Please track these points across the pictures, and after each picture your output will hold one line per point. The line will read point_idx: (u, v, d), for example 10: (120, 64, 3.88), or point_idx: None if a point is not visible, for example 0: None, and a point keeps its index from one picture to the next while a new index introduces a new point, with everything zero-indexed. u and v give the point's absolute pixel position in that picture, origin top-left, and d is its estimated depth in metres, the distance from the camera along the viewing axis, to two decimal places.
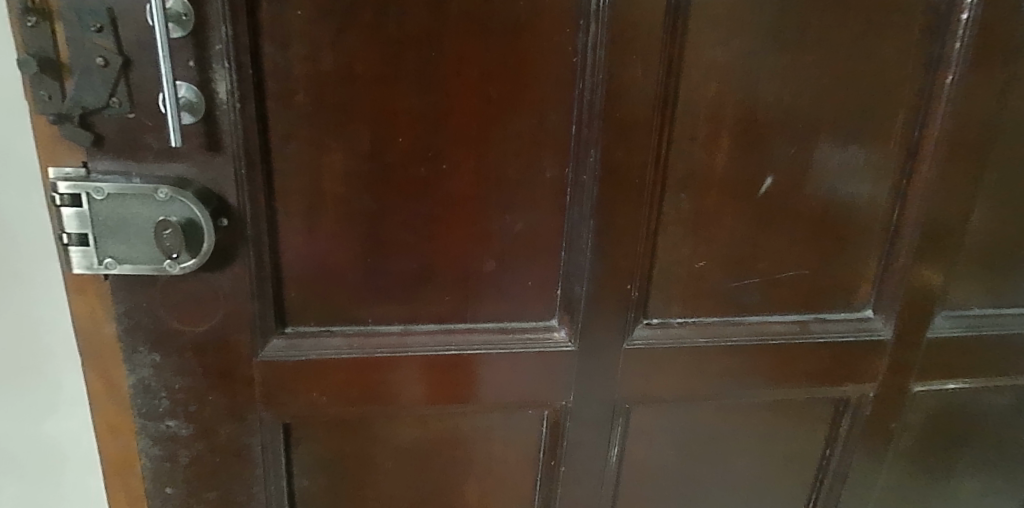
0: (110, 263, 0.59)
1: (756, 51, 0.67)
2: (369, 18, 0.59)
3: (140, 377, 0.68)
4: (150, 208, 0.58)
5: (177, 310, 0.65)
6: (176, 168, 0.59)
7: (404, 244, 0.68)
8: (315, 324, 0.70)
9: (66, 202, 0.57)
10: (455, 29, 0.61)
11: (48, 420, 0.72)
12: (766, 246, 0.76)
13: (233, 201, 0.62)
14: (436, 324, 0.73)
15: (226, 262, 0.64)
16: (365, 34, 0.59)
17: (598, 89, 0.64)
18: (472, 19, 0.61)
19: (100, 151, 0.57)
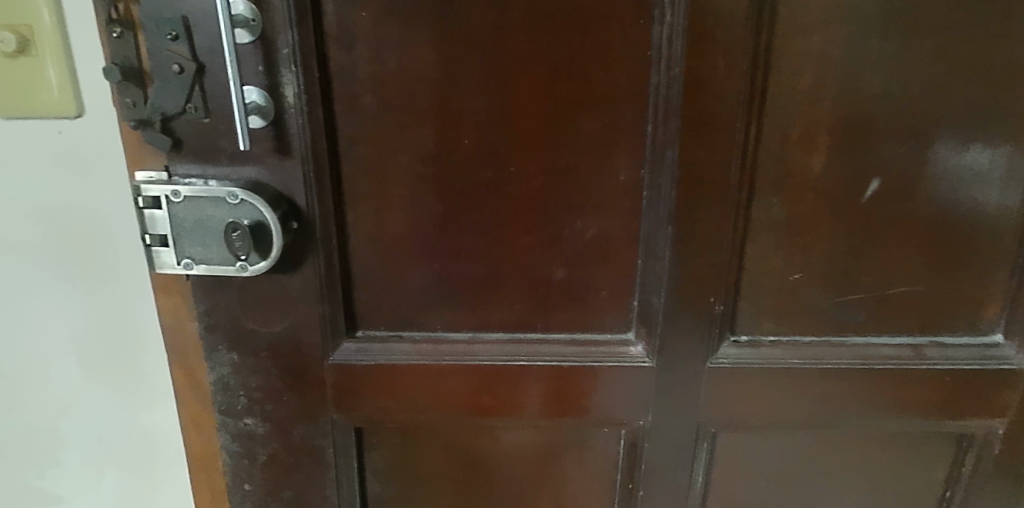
0: (188, 264, 0.61)
1: (860, 38, 0.59)
2: (432, 17, 0.57)
3: (220, 374, 0.70)
4: (222, 211, 0.59)
5: (252, 312, 0.66)
6: (249, 171, 0.60)
7: (470, 250, 0.66)
8: (384, 329, 0.70)
9: (148, 204, 0.59)
10: (520, 24, 0.58)
11: (143, 411, 0.76)
12: (873, 257, 0.68)
13: (302, 204, 0.62)
14: (505, 334, 0.70)
15: (297, 266, 0.64)
16: (428, 33, 0.58)
17: (675, 83, 0.60)
18: (538, 12, 0.58)
19: (179, 155, 0.60)
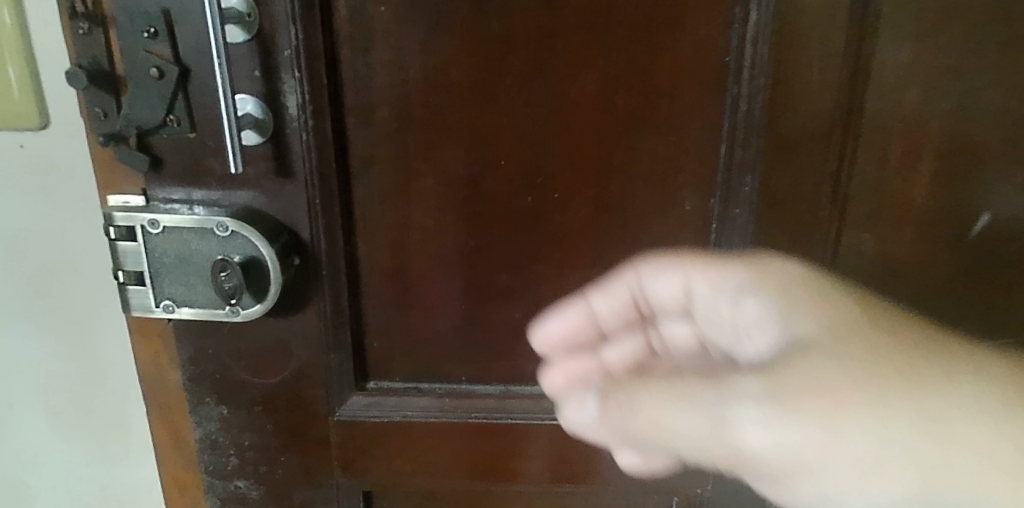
0: (168, 307, 0.51)
1: (981, 42, 0.49)
2: (465, 14, 0.48)
3: (207, 430, 0.59)
4: (210, 245, 0.50)
5: (245, 360, 0.56)
6: (242, 196, 0.51)
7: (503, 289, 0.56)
8: (400, 379, 0.59)
9: (121, 236, 0.49)
10: (572, 22, 0.48)
11: (119, 466, 0.66)
12: (980, 303, 0.57)
13: (306, 235, 0.52)
14: (542, 387, 0.60)
15: (299, 307, 0.54)
16: (460, 33, 0.48)
17: (758, 96, 0.49)
18: (594, 8, 0.48)
19: (159, 176, 0.50)
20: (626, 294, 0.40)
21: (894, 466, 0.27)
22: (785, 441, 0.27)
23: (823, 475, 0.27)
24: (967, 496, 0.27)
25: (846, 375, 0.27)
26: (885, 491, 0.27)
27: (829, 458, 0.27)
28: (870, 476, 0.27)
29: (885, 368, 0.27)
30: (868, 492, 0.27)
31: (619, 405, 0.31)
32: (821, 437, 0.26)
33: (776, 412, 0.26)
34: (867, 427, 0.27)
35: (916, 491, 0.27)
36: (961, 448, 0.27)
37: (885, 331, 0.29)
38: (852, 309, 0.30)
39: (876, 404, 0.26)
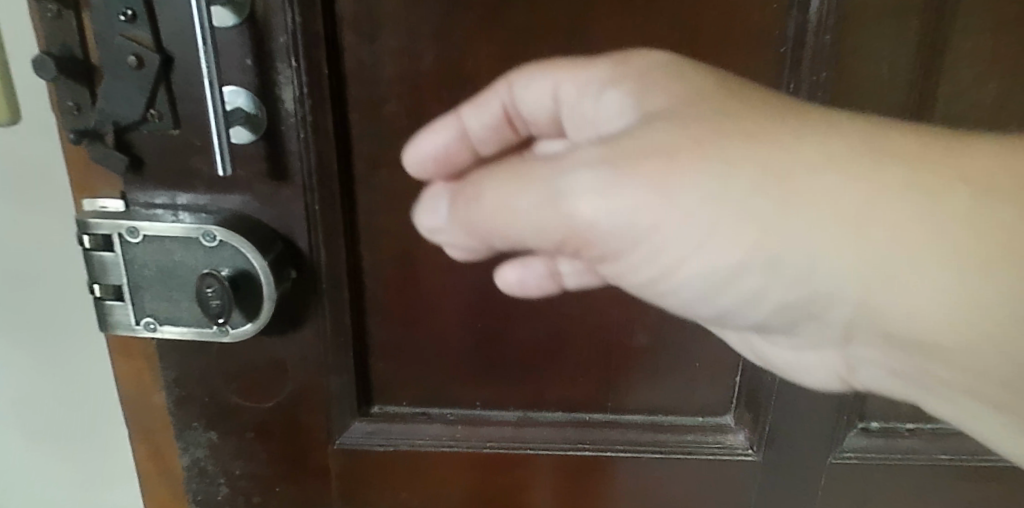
0: (149, 325, 0.46)
1: None
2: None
3: (194, 458, 0.53)
4: (195, 256, 0.44)
5: (236, 381, 0.50)
6: (233, 201, 0.45)
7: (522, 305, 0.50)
8: (408, 404, 0.54)
9: (96, 246, 0.44)
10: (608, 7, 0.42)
11: (102, 490, 0.61)
12: None
13: (304, 245, 0.47)
14: (564, 414, 0.54)
15: (296, 325, 0.49)
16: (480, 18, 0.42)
17: (818, 92, 0.43)
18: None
19: (139, 178, 0.45)
20: (496, 107, 0.38)
21: (721, 236, 0.27)
22: (617, 214, 0.27)
23: (657, 242, 0.28)
24: (795, 278, 0.27)
25: (692, 144, 0.26)
26: (720, 261, 0.28)
27: (659, 230, 0.27)
28: (705, 242, 0.27)
29: (733, 143, 0.26)
30: (704, 263, 0.28)
31: (470, 200, 0.30)
32: (660, 202, 0.27)
33: (609, 177, 0.27)
34: (708, 210, 0.26)
35: (759, 271, 0.28)
36: (817, 220, 0.26)
37: (776, 116, 0.27)
38: (710, 81, 0.29)
39: (716, 182, 0.26)
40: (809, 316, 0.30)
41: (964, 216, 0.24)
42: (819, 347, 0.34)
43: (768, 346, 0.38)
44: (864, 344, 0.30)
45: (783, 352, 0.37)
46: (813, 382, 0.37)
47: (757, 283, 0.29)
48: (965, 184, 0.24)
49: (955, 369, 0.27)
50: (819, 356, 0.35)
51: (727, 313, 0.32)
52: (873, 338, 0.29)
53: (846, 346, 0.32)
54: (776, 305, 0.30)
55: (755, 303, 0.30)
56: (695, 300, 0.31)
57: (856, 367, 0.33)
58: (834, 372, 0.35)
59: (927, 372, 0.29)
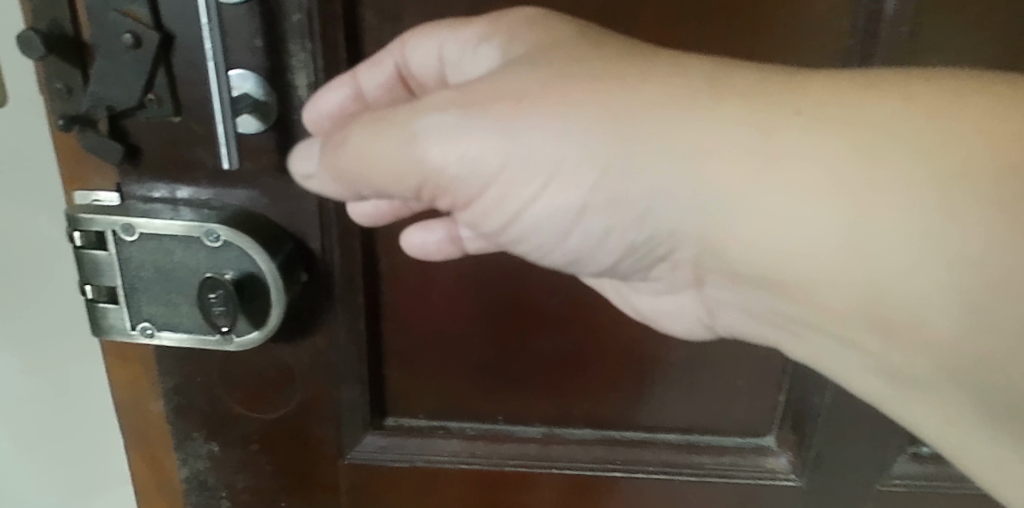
0: (146, 331, 0.42)
1: None
2: None
3: (194, 470, 0.50)
4: (196, 256, 0.40)
5: (240, 390, 0.46)
6: (239, 196, 0.41)
7: (550, 312, 0.46)
8: (424, 417, 0.50)
9: (88, 243, 0.40)
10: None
11: (95, 498, 0.57)
12: None
13: (316, 246, 0.43)
14: (593, 431, 0.51)
15: (305, 332, 0.45)
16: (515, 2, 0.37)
17: None
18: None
19: (135, 169, 0.41)
20: (388, 64, 0.36)
21: (567, 176, 0.28)
22: (473, 156, 0.28)
23: (508, 186, 0.29)
24: (642, 217, 0.29)
25: (540, 90, 0.27)
26: (567, 202, 0.29)
27: (508, 171, 0.28)
28: (553, 180, 0.28)
29: (565, 82, 0.27)
30: (555, 204, 0.29)
31: (337, 145, 0.30)
32: (502, 145, 0.27)
33: (452, 123, 0.28)
34: (563, 154, 0.27)
35: (604, 212, 0.29)
36: (659, 160, 0.27)
37: (618, 58, 0.28)
38: (573, 30, 0.29)
39: (563, 124, 0.27)
40: (655, 256, 0.31)
41: (789, 154, 0.25)
42: (674, 288, 0.36)
43: (637, 294, 0.39)
44: (712, 281, 0.32)
45: (653, 301, 0.38)
46: (677, 328, 0.39)
47: (602, 223, 0.30)
48: (798, 116, 0.25)
49: (800, 306, 0.28)
50: (677, 299, 0.37)
51: (585, 261, 0.33)
52: (722, 277, 0.30)
53: (698, 284, 0.34)
54: (623, 247, 0.31)
55: (606, 247, 0.31)
56: (550, 247, 0.32)
57: (714, 310, 0.35)
58: (698, 318, 0.37)
59: (782, 313, 0.30)
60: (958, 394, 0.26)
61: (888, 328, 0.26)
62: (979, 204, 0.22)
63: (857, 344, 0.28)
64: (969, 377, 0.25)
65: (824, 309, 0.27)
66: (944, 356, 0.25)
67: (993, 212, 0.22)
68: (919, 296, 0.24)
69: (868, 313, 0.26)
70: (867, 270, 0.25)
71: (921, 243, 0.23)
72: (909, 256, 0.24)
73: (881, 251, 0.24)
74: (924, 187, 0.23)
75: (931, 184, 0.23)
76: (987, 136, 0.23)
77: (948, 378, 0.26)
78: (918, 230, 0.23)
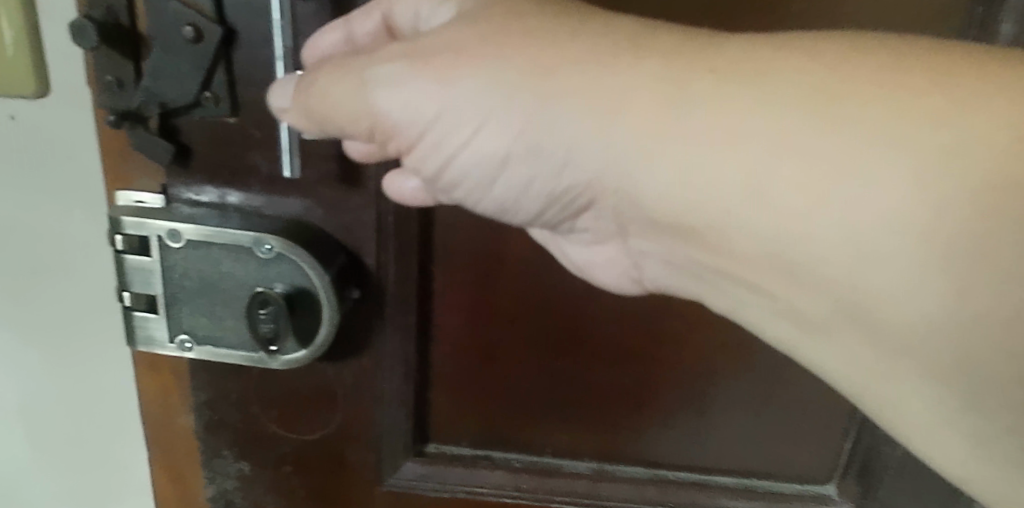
0: (185, 343, 0.39)
1: None
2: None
3: (221, 489, 0.47)
4: (246, 268, 0.37)
5: (277, 408, 0.44)
6: (292, 205, 0.38)
7: (607, 341, 0.44)
8: (468, 445, 0.47)
9: (130, 247, 0.37)
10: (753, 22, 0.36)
11: None
12: None
13: (370, 262, 0.40)
14: (645, 468, 0.48)
15: (352, 351, 0.42)
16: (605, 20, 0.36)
17: None
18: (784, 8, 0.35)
19: (184, 171, 0.38)
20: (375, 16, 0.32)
21: (495, 127, 0.27)
22: (413, 106, 0.27)
23: (444, 136, 0.28)
24: (556, 166, 0.28)
25: (476, 41, 0.27)
26: (492, 151, 0.28)
27: (446, 122, 0.28)
28: (484, 129, 0.27)
29: (524, 45, 0.26)
30: (483, 155, 0.29)
31: (310, 83, 0.30)
32: (442, 95, 0.27)
33: (368, 78, 0.28)
34: (482, 105, 0.27)
35: (525, 161, 0.28)
36: (579, 116, 0.26)
37: (667, 40, 0.26)
38: None
39: (500, 73, 0.26)
40: (576, 206, 0.30)
41: (710, 111, 0.24)
42: (603, 239, 0.33)
43: (563, 239, 0.36)
44: (632, 231, 0.30)
45: (580, 250, 0.35)
46: (608, 280, 0.35)
47: (527, 174, 0.29)
48: (709, 75, 0.25)
49: (714, 255, 0.27)
50: (606, 252, 0.34)
51: (506, 213, 0.32)
52: (642, 226, 0.29)
53: (622, 233, 0.31)
54: (544, 196, 0.30)
55: (525, 195, 0.30)
56: (476, 200, 0.31)
57: (641, 262, 0.32)
58: (625, 270, 0.34)
59: (698, 263, 0.28)
60: (887, 362, 0.24)
61: (814, 283, 0.24)
62: (933, 168, 0.21)
63: (789, 303, 0.26)
64: (904, 350, 0.23)
65: (730, 249, 0.26)
66: (877, 324, 0.23)
67: (941, 177, 0.21)
68: (847, 252, 0.23)
69: (782, 262, 0.25)
70: (803, 218, 0.23)
71: (869, 198, 0.22)
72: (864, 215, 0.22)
73: (818, 206, 0.23)
74: (871, 142, 0.22)
75: (874, 143, 0.22)
76: (961, 107, 0.22)
77: (884, 349, 0.24)
78: (858, 188, 0.22)
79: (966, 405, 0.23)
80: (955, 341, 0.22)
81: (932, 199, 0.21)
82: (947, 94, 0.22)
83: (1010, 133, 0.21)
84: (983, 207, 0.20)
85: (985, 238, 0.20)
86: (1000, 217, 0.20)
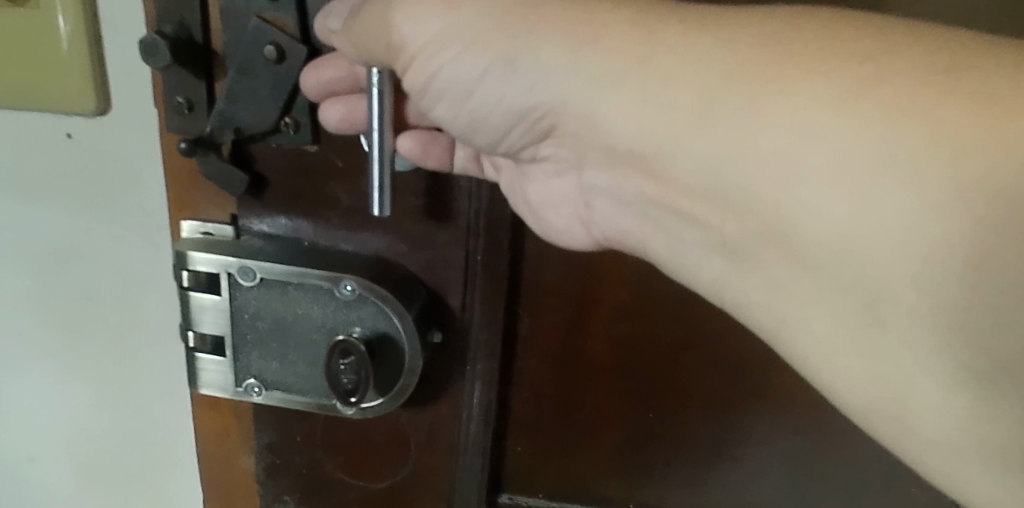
0: (253, 389, 0.36)
1: None
2: None
3: None
4: (323, 309, 0.34)
5: (345, 453, 0.40)
6: (374, 241, 0.35)
7: (698, 395, 0.39)
8: (544, 497, 0.43)
9: (197, 284, 0.34)
10: None
11: None
12: None
13: (454, 303, 0.36)
14: None
15: (429, 397, 0.39)
16: None
17: None
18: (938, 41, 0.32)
19: (256, 202, 0.35)
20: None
21: (483, 48, 0.26)
22: (420, 29, 0.26)
23: (428, 59, 0.27)
24: (529, 82, 0.26)
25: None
26: (472, 73, 0.27)
27: (437, 50, 0.26)
28: (472, 51, 0.26)
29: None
30: (460, 82, 0.27)
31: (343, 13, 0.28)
32: (444, 17, 0.26)
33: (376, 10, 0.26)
34: (479, 28, 0.26)
35: (505, 77, 0.26)
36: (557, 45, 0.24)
37: None
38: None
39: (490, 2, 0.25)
40: (542, 129, 0.28)
41: (678, 53, 0.22)
42: (563, 171, 0.31)
43: (529, 175, 0.33)
44: (590, 161, 0.28)
45: (543, 185, 0.32)
46: (557, 224, 0.33)
47: (503, 92, 0.27)
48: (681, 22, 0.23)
49: (665, 187, 0.25)
50: (561, 187, 0.32)
51: (469, 137, 0.30)
52: (596, 154, 0.27)
53: (578, 163, 0.29)
54: (512, 114, 0.28)
55: (495, 115, 0.28)
56: (446, 123, 0.30)
57: (592, 199, 0.30)
58: (576, 211, 0.32)
59: (652, 198, 0.26)
60: (824, 331, 0.21)
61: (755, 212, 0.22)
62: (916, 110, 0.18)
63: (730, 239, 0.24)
64: (846, 319, 0.21)
65: (677, 178, 0.24)
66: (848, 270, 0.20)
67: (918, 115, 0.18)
68: (799, 182, 0.20)
69: (711, 178, 0.23)
70: (755, 139, 0.21)
71: (823, 135, 0.19)
72: (823, 155, 0.19)
73: (769, 127, 0.21)
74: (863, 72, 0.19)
75: (841, 100, 0.19)
76: (928, 94, 0.18)
77: (824, 307, 0.21)
78: (823, 98, 0.20)
79: (921, 403, 0.20)
80: (908, 327, 0.19)
81: (889, 170, 0.18)
82: (922, 79, 0.18)
83: (984, 120, 0.17)
84: (955, 192, 0.17)
85: (957, 229, 0.18)
86: (965, 205, 0.17)
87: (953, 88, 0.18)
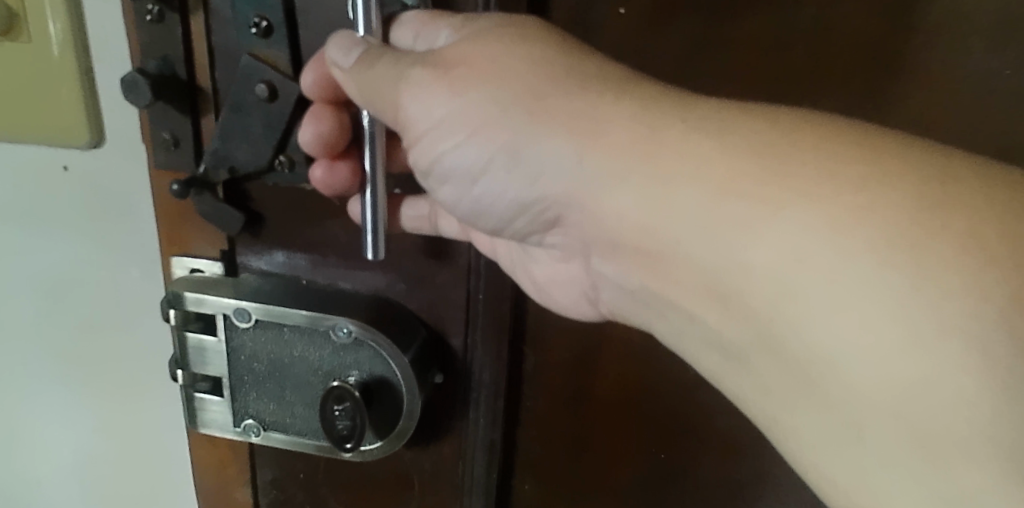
0: (251, 430, 0.36)
1: None
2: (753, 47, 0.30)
3: None
4: (320, 352, 0.33)
5: (347, 490, 0.40)
6: (372, 279, 0.34)
7: (711, 434, 0.37)
8: None
9: (193, 325, 0.33)
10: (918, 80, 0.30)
11: None
12: None
13: (456, 343, 0.35)
14: None
15: (433, 436, 0.38)
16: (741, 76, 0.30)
17: None
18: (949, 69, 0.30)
19: (254, 241, 0.34)
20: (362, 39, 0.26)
21: (484, 135, 0.25)
22: (424, 112, 0.26)
23: (431, 142, 0.26)
24: (532, 176, 0.25)
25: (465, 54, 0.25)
26: (474, 160, 0.26)
27: (438, 133, 0.26)
28: (474, 137, 0.26)
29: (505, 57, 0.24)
30: (460, 167, 0.27)
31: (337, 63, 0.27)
32: (448, 102, 0.25)
33: (375, 73, 0.25)
34: (482, 116, 0.25)
35: (506, 167, 0.26)
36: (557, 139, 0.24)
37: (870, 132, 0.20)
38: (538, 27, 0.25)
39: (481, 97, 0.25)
40: (546, 220, 0.27)
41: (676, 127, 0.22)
42: (567, 258, 0.30)
43: (526, 259, 0.32)
44: (595, 251, 0.26)
45: (546, 271, 0.32)
46: (564, 300, 0.32)
47: (502, 183, 0.27)
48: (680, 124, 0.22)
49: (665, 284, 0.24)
50: (566, 271, 0.31)
51: (469, 219, 0.29)
52: (599, 245, 0.26)
53: (581, 252, 0.28)
54: (513, 204, 0.27)
55: (496, 202, 0.28)
56: (447, 206, 0.29)
57: (597, 285, 0.29)
58: (581, 291, 0.31)
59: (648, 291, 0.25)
60: (833, 448, 0.20)
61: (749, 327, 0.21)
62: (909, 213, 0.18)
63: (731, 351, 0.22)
64: (856, 440, 0.19)
65: (677, 272, 0.23)
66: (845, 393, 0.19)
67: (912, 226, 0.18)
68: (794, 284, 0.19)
69: (712, 286, 0.21)
70: (744, 259, 0.20)
71: (814, 238, 0.18)
72: (822, 250, 0.18)
73: (763, 241, 0.20)
74: (863, 177, 0.19)
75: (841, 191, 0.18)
76: (923, 197, 0.18)
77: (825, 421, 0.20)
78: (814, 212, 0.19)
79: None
80: (947, 452, 0.17)
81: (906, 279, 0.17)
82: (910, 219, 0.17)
83: (975, 253, 0.17)
84: (965, 311, 0.16)
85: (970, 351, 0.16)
86: (980, 334, 0.16)
87: (923, 230, 0.17)
